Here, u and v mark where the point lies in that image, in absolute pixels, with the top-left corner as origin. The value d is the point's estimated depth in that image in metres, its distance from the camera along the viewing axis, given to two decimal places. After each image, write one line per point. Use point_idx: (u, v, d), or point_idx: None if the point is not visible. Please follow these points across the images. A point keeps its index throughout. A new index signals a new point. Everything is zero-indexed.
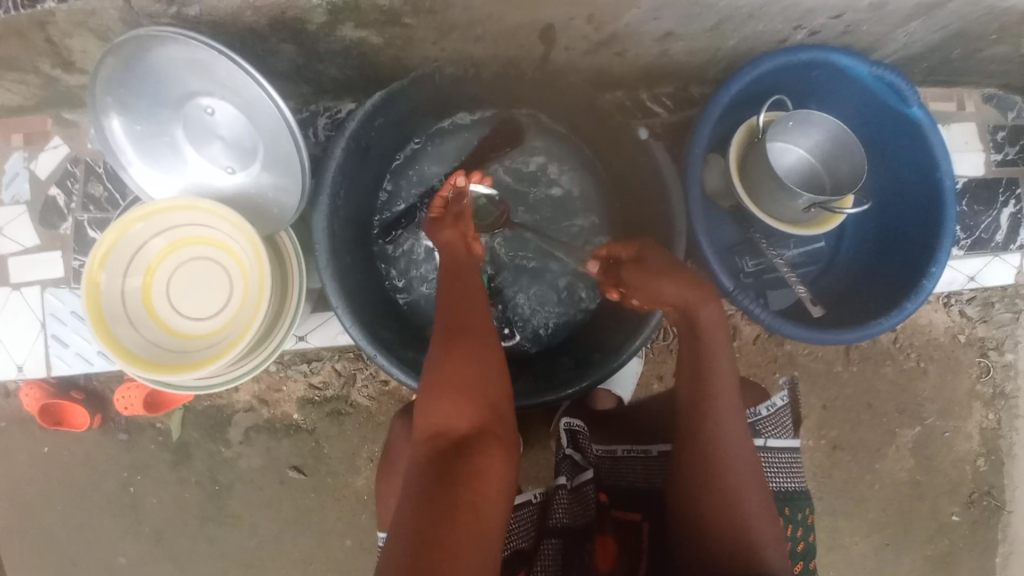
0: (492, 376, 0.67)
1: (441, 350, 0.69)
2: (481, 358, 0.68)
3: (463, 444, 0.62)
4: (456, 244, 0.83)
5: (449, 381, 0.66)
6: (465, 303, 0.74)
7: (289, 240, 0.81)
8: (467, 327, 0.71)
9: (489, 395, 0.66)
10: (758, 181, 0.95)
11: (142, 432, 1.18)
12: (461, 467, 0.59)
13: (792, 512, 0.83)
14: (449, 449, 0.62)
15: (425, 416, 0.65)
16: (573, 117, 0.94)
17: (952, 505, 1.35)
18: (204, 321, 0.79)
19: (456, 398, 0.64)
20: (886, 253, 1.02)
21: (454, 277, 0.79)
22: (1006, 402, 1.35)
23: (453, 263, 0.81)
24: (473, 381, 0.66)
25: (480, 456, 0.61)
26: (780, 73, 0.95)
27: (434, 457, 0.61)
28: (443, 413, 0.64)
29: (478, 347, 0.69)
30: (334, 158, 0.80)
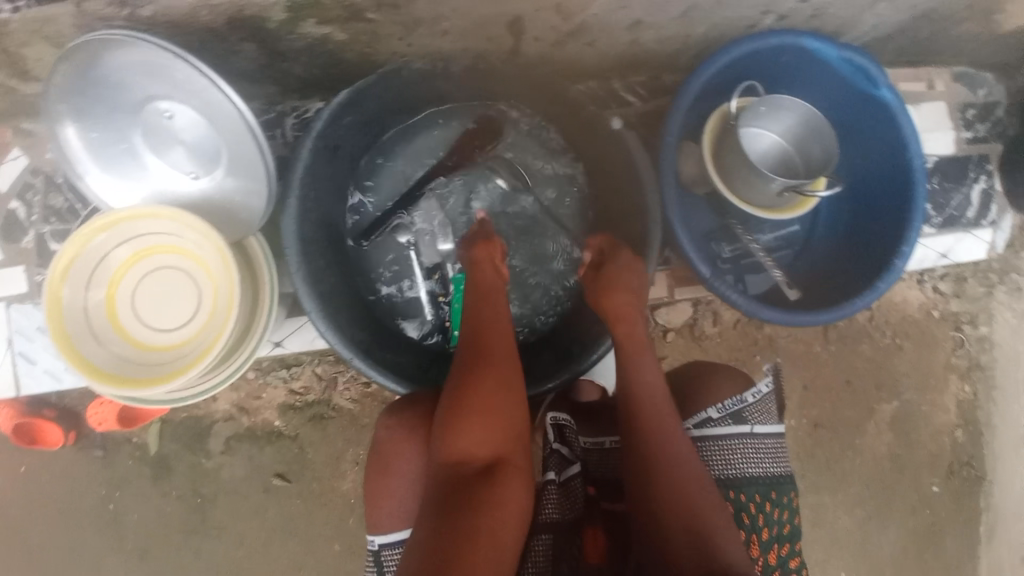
0: (514, 406, 0.69)
1: (464, 376, 0.70)
2: (504, 386, 0.69)
3: (483, 473, 0.65)
4: (484, 264, 0.83)
5: (471, 409, 0.67)
6: (491, 326, 0.75)
7: (259, 244, 0.79)
8: (491, 352, 0.72)
9: (509, 423, 0.68)
10: (732, 168, 0.96)
11: (121, 447, 1.15)
12: (478, 499, 0.62)
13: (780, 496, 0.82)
14: (466, 478, 0.64)
15: (445, 441, 0.66)
16: (546, 109, 0.93)
17: (932, 477, 1.38)
18: (172, 333, 0.77)
19: (478, 427, 0.66)
20: (860, 233, 1.03)
21: (478, 297, 0.79)
22: (981, 374, 1.39)
23: (481, 283, 0.80)
24: (497, 409, 0.68)
25: (499, 488, 0.63)
26: (752, 58, 0.95)
27: (451, 485, 0.64)
28: (466, 441, 0.66)
29: (502, 374, 0.70)
30: (301, 159, 0.77)
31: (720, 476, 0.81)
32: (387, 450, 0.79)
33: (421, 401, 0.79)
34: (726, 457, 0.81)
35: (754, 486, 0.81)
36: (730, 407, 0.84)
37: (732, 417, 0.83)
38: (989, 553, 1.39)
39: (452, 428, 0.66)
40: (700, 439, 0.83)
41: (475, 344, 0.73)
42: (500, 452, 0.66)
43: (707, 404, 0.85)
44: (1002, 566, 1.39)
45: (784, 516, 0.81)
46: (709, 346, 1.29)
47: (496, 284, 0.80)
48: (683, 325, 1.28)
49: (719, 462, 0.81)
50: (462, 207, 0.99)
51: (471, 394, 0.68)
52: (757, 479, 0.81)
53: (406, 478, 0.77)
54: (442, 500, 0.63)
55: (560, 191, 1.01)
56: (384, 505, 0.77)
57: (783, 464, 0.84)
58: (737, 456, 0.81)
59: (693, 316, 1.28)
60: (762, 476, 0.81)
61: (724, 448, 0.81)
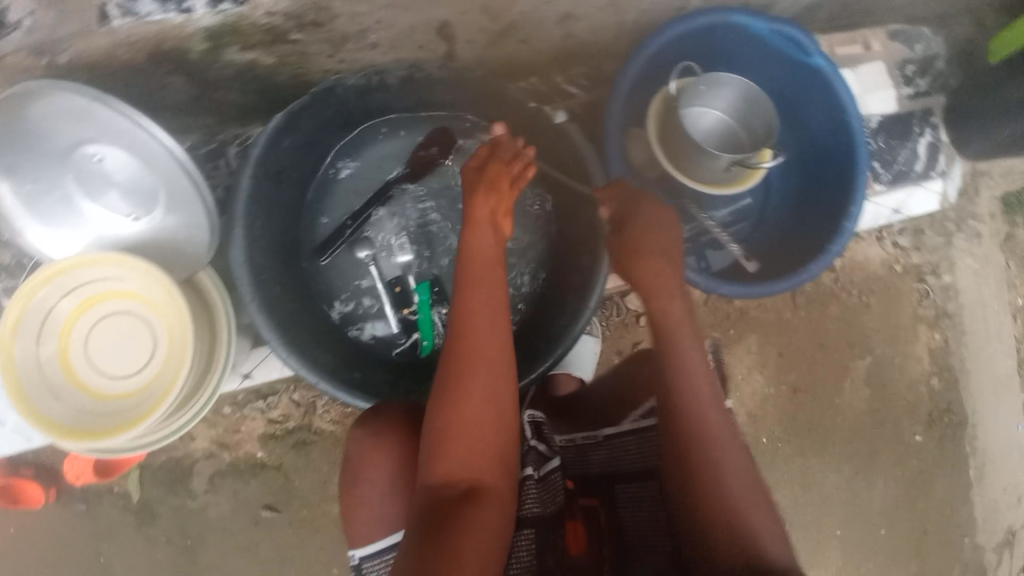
0: (501, 420, 0.66)
1: (448, 389, 0.66)
2: (490, 398, 0.65)
3: (465, 496, 0.63)
4: (483, 225, 0.71)
5: (455, 429, 0.65)
6: (477, 325, 0.68)
7: (212, 279, 0.79)
8: (477, 359, 0.66)
9: (493, 440, 0.65)
10: (678, 149, 0.97)
11: (102, 498, 1.13)
12: (462, 523, 0.61)
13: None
14: (450, 500, 0.63)
15: (430, 460, 0.65)
16: (489, 111, 0.93)
17: (914, 427, 1.42)
18: (129, 379, 0.76)
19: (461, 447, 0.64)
20: (808, 201, 1.05)
21: (474, 276, 0.70)
22: (949, 321, 1.42)
23: (473, 257, 0.71)
24: (481, 427, 0.65)
25: (483, 512, 0.62)
26: (685, 38, 0.96)
27: (434, 505, 0.63)
28: (449, 463, 0.64)
29: (488, 385, 0.66)
30: (242, 188, 0.76)
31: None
32: (358, 461, 0.76)
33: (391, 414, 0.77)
34: None
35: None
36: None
37: None
38: (980, 495, 1.43)
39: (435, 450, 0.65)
40: (648, 427, 0.87)
41: (460, 349, 0.67)
42: (484, 471, 0.65)
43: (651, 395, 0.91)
44: (991, 505, 1.43)
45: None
46: None
47: (492, 260, 0.70)
48: None
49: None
50: (418, 217, 0.99)
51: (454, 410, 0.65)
52: None
53: (379, 488, 0.74)
54: (424, 522, 0.63)
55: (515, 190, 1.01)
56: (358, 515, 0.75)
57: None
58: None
59: None
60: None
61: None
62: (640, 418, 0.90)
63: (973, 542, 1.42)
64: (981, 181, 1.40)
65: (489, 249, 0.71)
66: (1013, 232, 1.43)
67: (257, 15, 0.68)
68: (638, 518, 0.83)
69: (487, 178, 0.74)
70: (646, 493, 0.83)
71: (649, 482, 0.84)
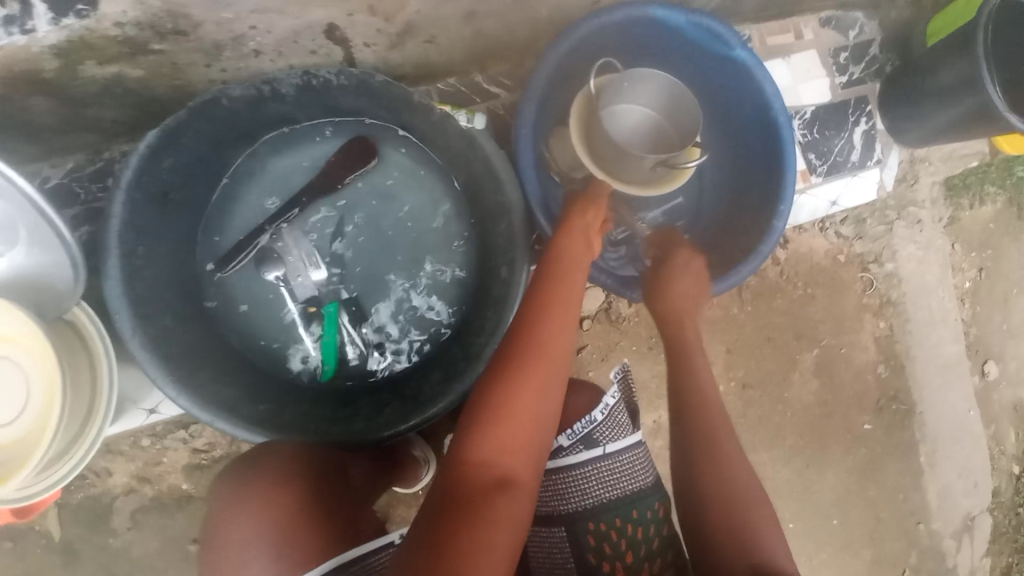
0: (549, 419, 0.67)
1: (512, 372, 0.66)
2: (546, 394, 0.66)
3: (498, 484, 0.62)
4: (576, 244, 0.80)
5: (506, 414, 0.64)
6: (549, 323, 0.70)
7: (87, 313, 0.74)
8: (542, 353, 0.68)
9: (538, 437, 0.65)
10: (602, 151, 0.92)
11: (19, 541, 1.06)
12: (493, 509, 0.59)
13: (640, 513, 0.80)
14: (480, 485, 0.61)
15: (474, 435, 0.64)
16: (397, 118, 0.88)
17: (863, 415, 1.42)
18: (3, 429, 0.68)
19: (510, 435, 0.64)
20: (739, 201, 1.02)
21: (558, 281, 0.74)
22: (894, 309, 1.42)
23: (565, 262, 0.77)
24: (534, 421, 0.65)
25: (510, 507, 0.61)
26: (601, 35, 0.92)
27: (462, 486, 0.61)
28: (496, 444, 0.63)
29: (545, 379, 0.67)
30: (115, 216, 0.70)
31: (576, 508, 0.80)
32: (227, 515, 0.71)
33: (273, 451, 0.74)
34: (581, 486, 0.80)
35: (611, 511, 0.79)
36: (579, 431, 0.82)
37: (583, 443, 0.81)
38: (932, 481, 1.44)
39: (484, 428, 0.63)
40: (554, 471, 0.81)
41: (529, 339, 0.69)
42: (519, 468, 0.64)
43: (557, 432, 0.82)
44: (943, 488, 1.44)
45: (650, 531, 0.79)
46: (628, 328, 1.25)
47: (576, 272, 0.76)
48: (598, 311, 1.25)
49: (574, 492, 0.80)
50: (331, 230, 0.93)
51: (509, 395, 0.65)
52: (616, 501, 0.80)
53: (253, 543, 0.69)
54: (447, 500, 0.60)
55: (433, 199, 0.95)
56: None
57: (641, 477, 0.82)
58: (591, 482, 0.80)
59: (606, 301, 1.25)
60: (620, 497, 0.80)
61: (576, 478, 0.80)
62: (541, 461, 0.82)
63: (928, 528, 1.43)
64: (920, 167, 1.39)
65: (578, 261, 0.77)
66: (954, 217, 1.43)
67: (105, 27, 0.61)
68: (546, 562, 0.81)
69: (587, 200, 0.87)
70: (553, 540, 0.80)
71: (555, 530, 0.80)
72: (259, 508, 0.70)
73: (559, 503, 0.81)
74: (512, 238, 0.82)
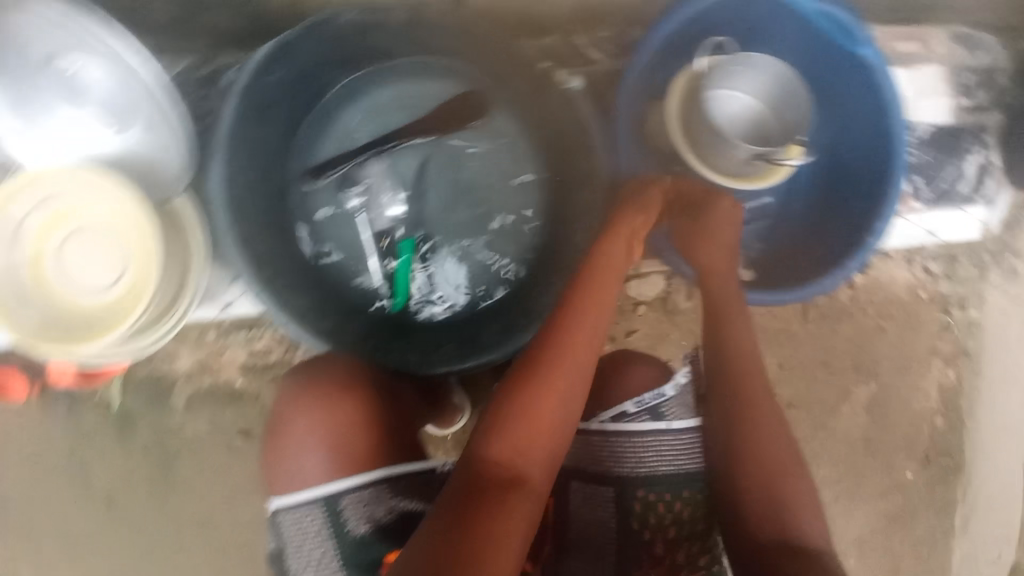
0: (566, 424, 0.67)
1: (533, 377, 0.67)
2: (567, 403, 0.67)
3: (512, 482, 0.62)
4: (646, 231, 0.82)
5: (524, 416, 0.65)
6: (576, 335, 0.71)
7: (185, 207, 0.78)
8: (567, 363, 0.69)
9: (555, 442, 0.66)
10: (697, 134, 0.90)
11: (83, 403, 1.14)
12: (502, 505, 0.59)
13: (692, 494, 0.78)
14: (493, 483, 0.61)
15: (490, 435, 0.64)
16: (495, 65, 0.88)
17: (907, 462, 1.36)
18: (105, 291, 0.76)
19: (528, 437, 0.64)
20: (831, 207, 0.96)
21: (589, 291, 0.75)
22: (966, 359, 1.34)
23: (599, 270, 0.77)
24: (551, 423, 0.66)
25: (521, 506, 0.60)
26: (722, 8, 0.89)
27: (475, 480, 0.61)
28: (511, 443, 0.63)
29: (566, 384, 0.68)
30: (227, 117, 0.75)
31: (631, 473, 0.79)
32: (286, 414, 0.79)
33: (336, 365, 0.82)
34: (638, 454, 0.79)
35: (663, 484, 0.79)
36: (647, 401, 0.80)
37: (649, 413, 0.80)
38: (965, 543, 1.37)
39: (502, 427, 0.64)
40: (615, 433, 0.79)
41: (554, 348, 0.70)
42: (534, 471, 0.64)
43: (624, 397, 0.81)
44: (975, 553, 1.37)
45: (694, 513, 0.78)
46: (681, 322, 1.24)
47: (611, 279, 0.76)
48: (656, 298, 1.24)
49: (631, 458, 0.79)
50: (415, 166, 0.94)
51: (530, 400, 0.66)
52: (671, 476, 0.79)
53: (303, 442, 0.76)
54: (462, 495, 0.60)
55: (517, 155, 0.97)
56: (286, 471, 0.76)
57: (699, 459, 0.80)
58: (650, 453, 0.79)
59: (666, 290, 1.23)
60: (674, 473, 0.79)
61: (637, 445, 0.79)
62: (603, 421, 0.80)
63: None
64: None
65: (614, 270, 0.77)
66: None
67: None
68: (585, 518, 0.80)
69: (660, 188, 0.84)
70: (600, 499, 0.79)
71: (603, 489, 0.79)
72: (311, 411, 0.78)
73: (613, 464, 0.80)
74: (592, 206, 0.85)
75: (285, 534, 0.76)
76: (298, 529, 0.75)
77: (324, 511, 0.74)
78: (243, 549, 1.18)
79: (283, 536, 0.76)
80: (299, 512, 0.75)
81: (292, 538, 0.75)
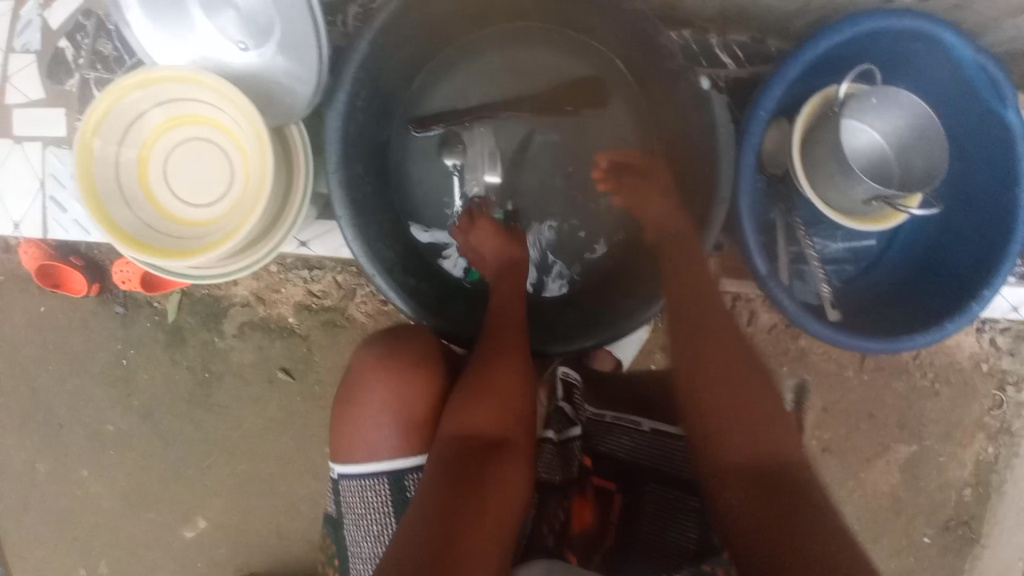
0: (524, 393, 0.73)
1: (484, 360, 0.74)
2: (521, 374, 0.73)
3: (491, 448, 0.67)
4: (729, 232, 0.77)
5: (486, 391, 0.71)
6: (505, 317, 0.79)
7: (299, 134, 0.75)
8: (505, 341, 0.76)
9: (519, 404, 0.72)
10: (819, 163, 0.85)
11: (139, 309, 1.15)
12: (487, 471, 0.64)
13: None
14: (473, 455, 0.66)
15: (459, 415, 0.69)
16: (628, 51, 0.85)
17: (925, 526, 1.32)
18: (207, 208, 0.75)
19: (491, 407, 0.70)
20: (933, 267, 0.92)
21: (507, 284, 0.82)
22: (1009, 439, 1.30)
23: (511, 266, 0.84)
24: (511, 394, 0.71)
25: (505, 465, 0.65)
26: (873, 38, 0.83)
27: (458, 455, 0.65)
28: (480, 418, 0.69)
29: (517, 360, 0.74)
30: (358, 52, 0.72)
31: None
32: (357, 379, 0.77)
33: (406, 342, 0.77)
34: None
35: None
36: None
37: None
38: None
39: (468, 405, 0.69)
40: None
41: (491, 334, 0.77)
42: (509, 437, 0.69)
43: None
44: None
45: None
46: None
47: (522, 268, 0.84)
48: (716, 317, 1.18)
49: None
50: (520, 138, 0.91)
51: (483, 382, 0.71)
52: None
53: (374, 414, 0.74)
54: (450, 468, 0.64)
55: (624, 145, 0.92)
56: (351, 440, 0.75)
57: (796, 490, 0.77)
58: None
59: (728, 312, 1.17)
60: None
61: None
62: None
63: None
64: None
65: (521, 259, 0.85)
66: None
67: None
68: (655, 524, 0.77)
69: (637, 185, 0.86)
70: (683, 507, 0.78)
71: (689, 499, 0.78)
72: (383, 383, 0.75)
73: None
74: (705, 215, 0.76)
75: (347, 500, 0.76)
76: (361, 499, 0.75)
77: (390, 486, 0.74)
78: (264, 483, 1.18)
79: (344, 501, 0.76)
80: (364, 482, 0.74)
81: (354, 506, 0.75)
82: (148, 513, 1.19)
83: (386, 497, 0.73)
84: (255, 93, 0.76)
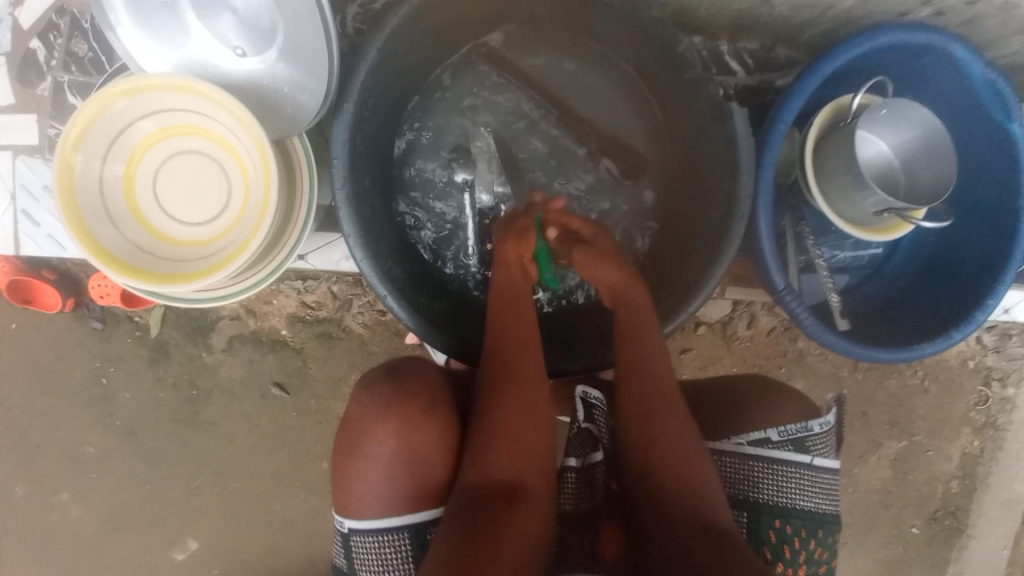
0: (542, 431, 0.69)
1: (500, 400, 0.68)
2: (537, 415, 0.69)
3: (506, 494, 0.63)
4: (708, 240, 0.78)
5: (500, 435, 0.66)
6: (517, 345, 0.72)
7: (301, 146, 0.73)
8: (523, 374, 0.70)
9: (537, 448, 0.67)
10: (832, 172, 0.83)
11: (119, 324, 1.08)
12: (500, 520, 0.60)
13: (826, 536, 0.75)
14: (486, 502, 0.62)
15: (473, 462, 0.65)
16: (642, 56, 0.82)
17: (913, 518, 1.23)
18: (203, 227, 0.70)
19: (506, 449, 0.66)
20: (940, 274, 0.93)
21: (510, 310, 0.76)
22: (994, 433, 1.21)
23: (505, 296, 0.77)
24: (529, 437, 0.67)
25: (520, 511, 0.62)
26: (889, 50, 0.82)
27: (473, 506, 0.62)
28: (494, 462, 0.65)
29: (531, 399, 0.69)
30: (367, 60, 0.69)
31: (767, 500, 0.74)
32: (357, 429, 0.70)
33: (407, 376, 0.73)
34: (778, 482, 0.74)
35: (770, 512, 0.74)
36: (792, 432, 0.76)
37: (793, 444, 0.75)
38: None
39: (482, 452, 0.65)
40: (752, 457, 0.75)
41: (498, 365, 0.71)
42: (526, 479, 0.65)
43: (768, 423, 0.76)
44: None
45: (795, 548, 0.73)
46: (738, 349, 1.15)
47: (524, 292, 0.78)
48: (717, 321, 1.14)
49: (769, 487, 0.74)
50: (529, 145, 0.91)
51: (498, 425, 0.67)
52: (807, 512, 0.75)
53: (381, 466, 0.68)
54: (463, 518, 0.61)
55: (634, 152, 0.91)
56: (355, 494, 0.69)
57: (832, 501, 0.77)
58: (790, 485, 0.74)
59: (728, 315, 1.13)
60: (783, 505, 0.74)
61: (778, 473, 0.74)
62: (739, 443, 0.76)
63: None
64: None
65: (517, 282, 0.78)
66: None
67: None
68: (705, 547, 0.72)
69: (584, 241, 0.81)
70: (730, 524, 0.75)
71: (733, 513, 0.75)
72: (389, 434, 0.69)
73: (749, 489, 0.75)
74: (725, 229, 0.74)
75: (360, 560, 0.69)
76: (377, 556, 0.69)
77: (411, 540, 0.68)
78: (258, 501, 1.11)
79: (357, 558, 0.70)
80: (379, 539, 0.68)
81: (369, 564, 0.69)
82: (132, 537, 1.13)
83: (408, 552, 0.68)
84: (252, 100, 0.75)
